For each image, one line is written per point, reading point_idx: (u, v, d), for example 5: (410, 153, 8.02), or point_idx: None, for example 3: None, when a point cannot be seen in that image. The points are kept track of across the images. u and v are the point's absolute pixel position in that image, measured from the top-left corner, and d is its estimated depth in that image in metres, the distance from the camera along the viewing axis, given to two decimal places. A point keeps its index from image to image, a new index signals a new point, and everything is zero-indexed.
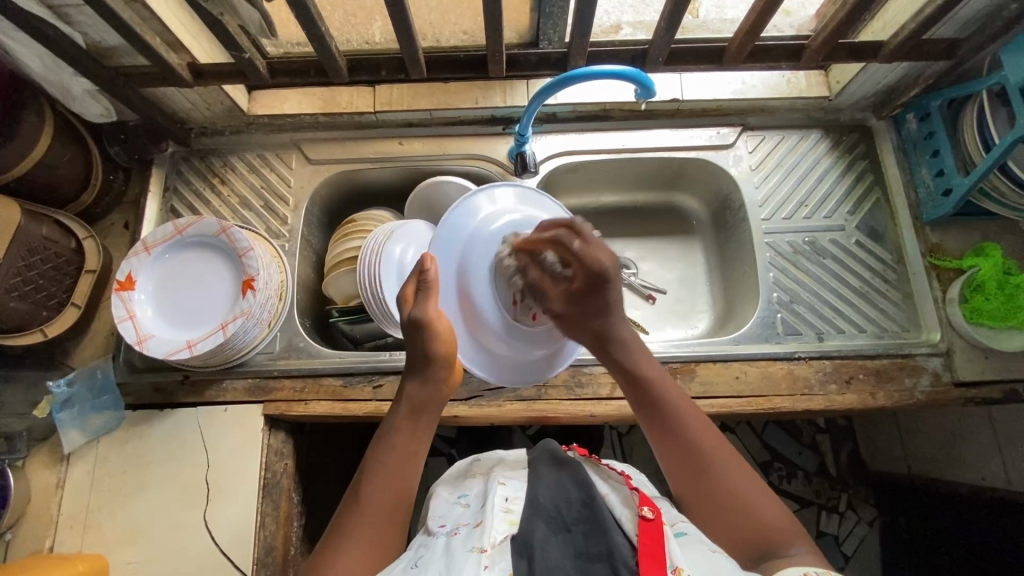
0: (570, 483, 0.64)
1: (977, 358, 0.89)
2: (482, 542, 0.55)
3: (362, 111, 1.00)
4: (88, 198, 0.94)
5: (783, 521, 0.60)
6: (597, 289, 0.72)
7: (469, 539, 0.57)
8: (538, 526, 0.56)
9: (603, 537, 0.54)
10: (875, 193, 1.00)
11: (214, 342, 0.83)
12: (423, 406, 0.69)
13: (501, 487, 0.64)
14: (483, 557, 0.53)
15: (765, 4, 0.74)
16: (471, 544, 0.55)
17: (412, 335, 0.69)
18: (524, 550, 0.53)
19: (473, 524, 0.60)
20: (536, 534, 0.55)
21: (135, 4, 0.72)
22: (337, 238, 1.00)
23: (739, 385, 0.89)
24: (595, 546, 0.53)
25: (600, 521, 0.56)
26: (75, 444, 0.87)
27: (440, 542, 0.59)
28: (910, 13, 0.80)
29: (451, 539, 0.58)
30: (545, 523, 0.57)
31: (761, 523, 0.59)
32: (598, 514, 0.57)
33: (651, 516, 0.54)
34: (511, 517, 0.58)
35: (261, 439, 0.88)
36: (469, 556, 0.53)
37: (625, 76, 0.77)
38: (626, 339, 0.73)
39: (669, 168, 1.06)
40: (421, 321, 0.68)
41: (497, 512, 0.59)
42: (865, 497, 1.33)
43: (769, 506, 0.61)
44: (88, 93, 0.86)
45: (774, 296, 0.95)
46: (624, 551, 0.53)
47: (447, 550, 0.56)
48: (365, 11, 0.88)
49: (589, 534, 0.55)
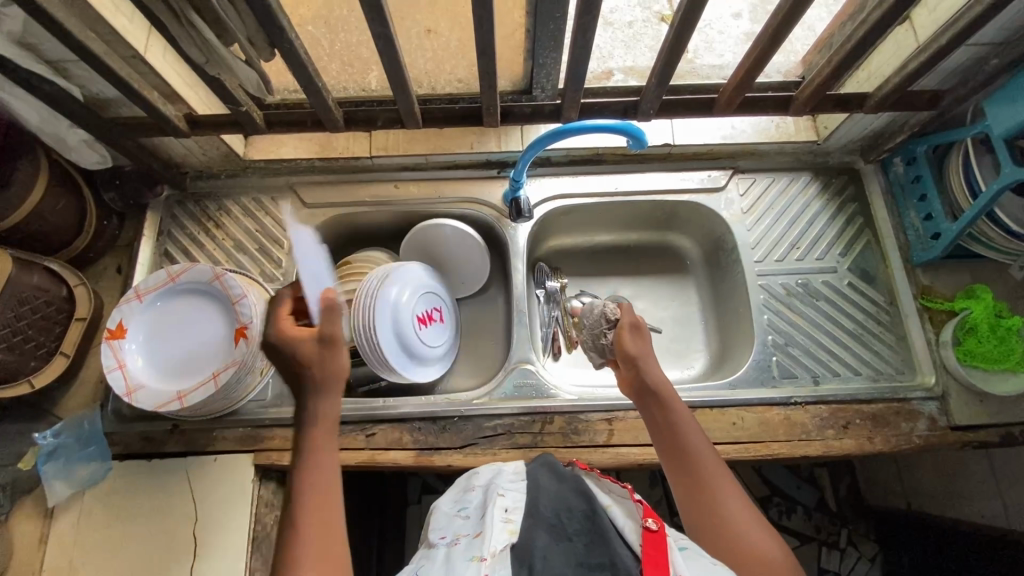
0: (571, 496, 0.63)
1: (972, 402, 0.90)
2: (482, 551, 0.56)
3: (358, 155, 1.01)
4: (81, 244, 0.94)
5: (774, 554, 0.60)
6: (637, 336, 0.81)
7: (469, 548, 0.58)
8: (539, 535, 0.57)
9: (604, 547, 0.54)
10: (865, 235, 1.01)
11: (204, 393, 0.82)
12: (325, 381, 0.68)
13: (502, 496, 0.66)
14: (483, 565, 0.54)
15: (751, 63, 0.75)
16: (471, 552, 0.57)
17: (274, 348, 0.70)
18: (524, 560, 0.54)
19: (474, 534, 0.62)
20: (537, 545, 0.55)
21: (133, 60, 0.73)
22: (332, 280, 0.99)
23: (736, 431, 0.88)
24: (596, 555, 0.53)
25: (601, 531, 0.56)
26: (60, 497, 0.85)
27: (441, 552, 0.61)
28: (893, 66, 0.82)
29: (452, 549, 0.60)
30: (544, 533, 0.57)
31: (758, 555, 0.60)
32: (599, 524, 0.57)
33: (655, 526, 0.54)
34: (511, 527, 0.59)
35: (252, 490, 0.86)
36: (469, 564, 0.55)
37: (616, 130, 0.79)
38: (651, 368, 0.77)
39: (662, 210, 1.07)
40: (279, 336, 0.69)
41: (497, 519, 0.61)
42: (866, 533, 1.31)
43: (761, 536, 0.61)
44: (84, 142, 0.86)
45: (769, 339, 0.95)
46: (627, 559, 0.52)
47: (448, 559, 0.58)
48: (362, 61, 0.89)
49: (591, 545, 0.55)
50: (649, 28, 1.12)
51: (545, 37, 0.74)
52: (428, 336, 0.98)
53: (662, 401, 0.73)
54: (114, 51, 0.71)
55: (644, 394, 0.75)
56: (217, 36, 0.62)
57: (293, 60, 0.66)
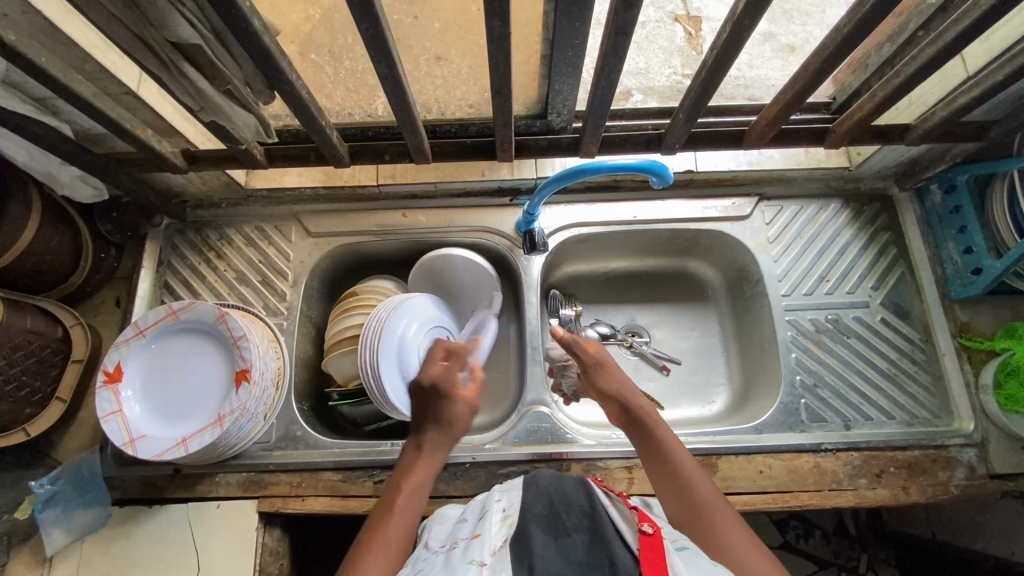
0: (572, 492, 0.61)
1: (1012, 449, 0.85)
2: (481, 555, 0.51)
3: (365, 184, 0.98)
4: (76, 279, 0.90)
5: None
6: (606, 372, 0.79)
7: (468, 551, 0.53)
8: (535, 534, 0.54)
9: (603, 549, 0.51)
10: (899, 266, 0.95)
11: (206, 440, 0.78)
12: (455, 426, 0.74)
13: (498, 501, 0.63)
14: (483, 568, 0.49)
15: (788, 98, 0.69)
16: (470, 556, 0.52)
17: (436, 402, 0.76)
18: (524, 559, 0.49)
19: (471, 537, 0.57)
20: (534, 541, 0.52)
21: (126, 97, 0.69)
22: (337, 314, 0.95)
23: (763, 480, 0.83)
24: (595, 556, 0.50)
25: (601, 533, 0.53)
26: (59, 545, 0.82)
27: (439, 558, 0.55)
28: (940, 96, 0.77)
29: (450, 554, 0.55)
30: (541, 528, 0.55)
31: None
32: (599, 523, 0.55)
33: (650, 531, 0.52)
34: (508, 522, 0.57)
35: (256, 539, 0.83)
36: (469, 567, 0.49)
37: (640, 168, 0.75)
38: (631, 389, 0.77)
39: (682, 237, 1.02)
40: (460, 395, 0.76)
41: (494, 521, 0.58)
42: (886, 559, 1.16)
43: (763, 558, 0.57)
44: (78, 178, 0.82)
45: (797, 379, 0.90)
46: (626, 561, 0.49)
47: (447, 562, 0.52)
48: (368, 87, 0.84)
49: (590, 544, 0.52)
50: (662, 28, 1.09)
51: (564, 65, 0.67)
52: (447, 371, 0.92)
53: (651, 426, 0.72)
54: (105, 89, 0.67)
55: (628, 420, 0.74)
56: (211, 81, 0.57)
57: (295, 101, 0.61)
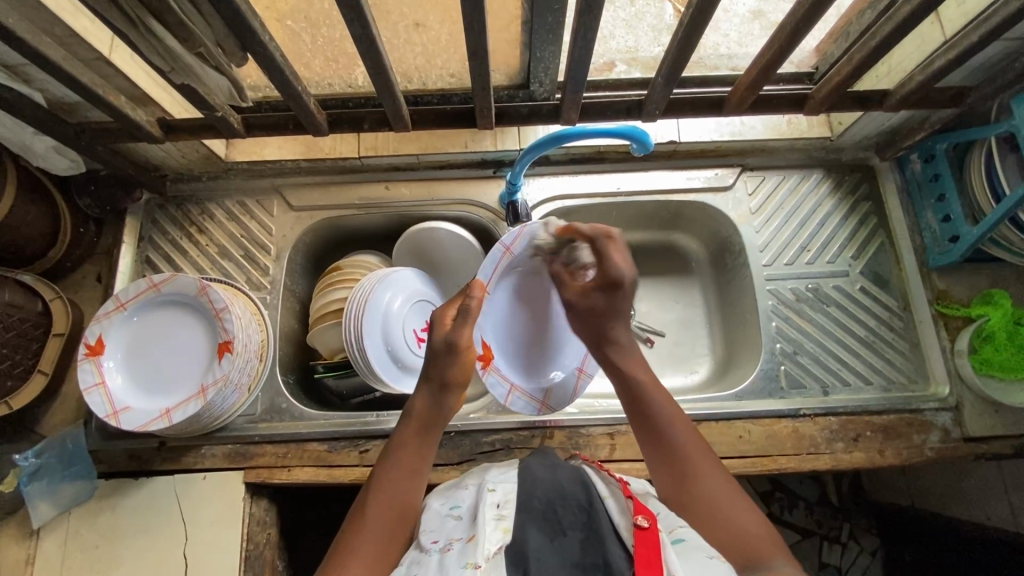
0: (568, 483, 0.60)
1: (986, 413, 0.86)
2: (476, 557, 0.51)
3: (346, 156, 0.96)
4: (56, 254, 0.89)
5: (764, 535, 0.58)
6: (609, 295, 0.76)
7: (462, 554, 0.52)
8: (530, 534, 0.53)
9: (598, 546, 0.51)
10: (879, 236, 0.96)
11: (190, 410, 0.78)
12: (429, 422, 0.70)
13: (492, 494, 0.61)
14: (478, 573, 0.49)
15: (766, 63, 0.69)
16: (465, 559, 0.51)
17: (443, 357, 0.71)
18: (517, 561, 0.50)
19: (466, 538, 0.55)
20: (528, 542, 0.52)
21: (98, 63, 0.68)
22: (321, 288, 0.95)
23: (742, 445, 0.85)
24: (590, 554, 0.50)
25: (597, 529, 0.53)
26: (46, 518, 0.82)
27: (433, 560, 0.53)
28: (917, 62, 0.77)
29: (444, 555, 0.53)
30: (537, 528, 0.54)
31: (742, 536, 0.57)
32: (595, 518, 0.54)
33: (646, 525, 0.50)
34: (503, 525, 0.56)
35: (243, 509, 0.84)
36: (463, 572, 0.49)
37: (619, 134, 0.75)
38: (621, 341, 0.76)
39: (666, 209, 1.02)
40: (457, 345, 0.71)
41: (489, 521, 0.56)
42: (867, 527, 1.19)
43: (745, 516, 0.59)
44: (53, 149, 0.81)
45: (777, 347, 0.91)
46: (621, 561, 0.49)
47: (439, 567, 0.51)
48: (347, 56, 0.81)
49: (585, 541, 0.52)
50: (650, 3, 1.07)
51: (544, 30, 0.66)
52: (528, 338, 0.88)
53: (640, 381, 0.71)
54: (75, 54, 0.66)
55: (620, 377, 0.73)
56: (182, 42, 0.57)
57: (269, 64, 0.61)
